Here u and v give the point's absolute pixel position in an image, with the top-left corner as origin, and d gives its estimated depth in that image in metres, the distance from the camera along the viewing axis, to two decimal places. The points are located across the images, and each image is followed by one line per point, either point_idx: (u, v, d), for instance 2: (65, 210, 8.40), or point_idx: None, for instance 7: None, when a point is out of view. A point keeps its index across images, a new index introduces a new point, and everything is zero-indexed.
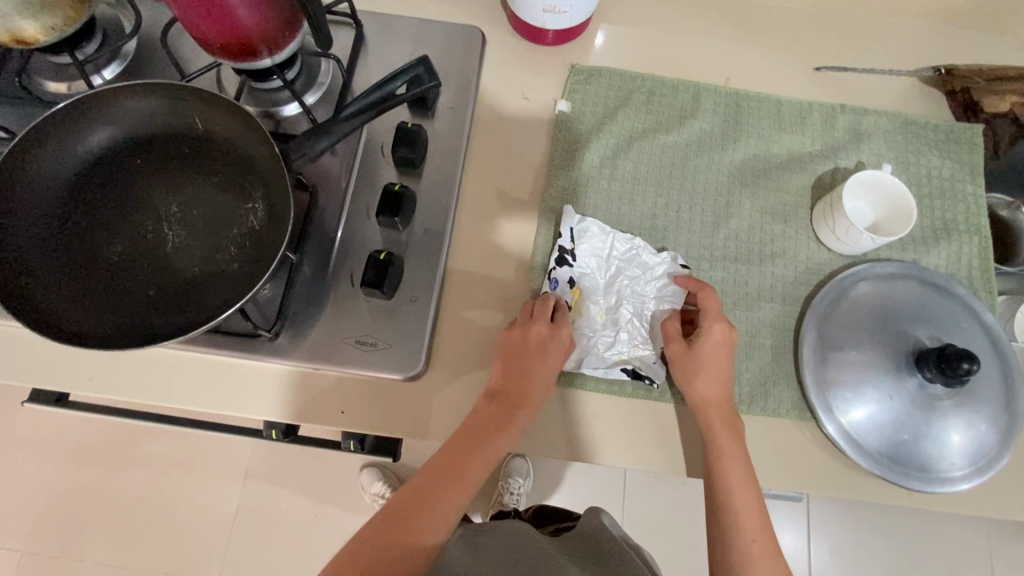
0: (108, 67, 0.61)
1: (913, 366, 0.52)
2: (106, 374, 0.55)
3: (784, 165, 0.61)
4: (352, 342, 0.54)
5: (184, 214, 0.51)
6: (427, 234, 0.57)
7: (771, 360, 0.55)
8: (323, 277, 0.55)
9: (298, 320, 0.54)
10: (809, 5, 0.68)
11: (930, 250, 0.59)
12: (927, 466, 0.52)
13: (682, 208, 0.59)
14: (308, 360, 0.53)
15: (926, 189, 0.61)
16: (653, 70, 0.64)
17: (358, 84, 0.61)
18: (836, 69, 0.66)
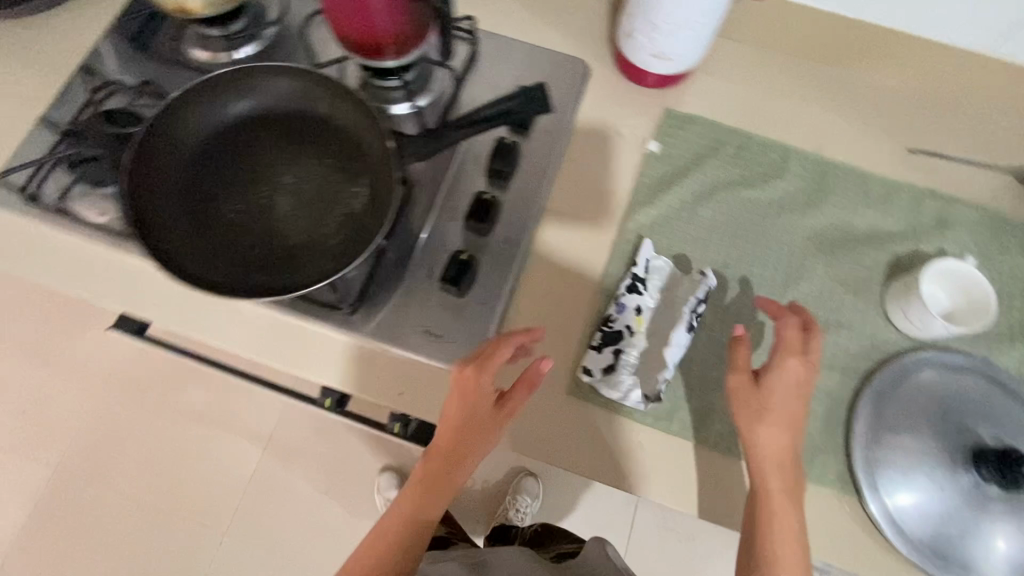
0: (246, 46, 0.67)
1: (970, 462, 0.52)
2: (198, 317, 0.61)
3: (864, 239, 0.62)
4: (423, 332, 0.57)
5: (299, 187, 0.55)
6: (506, 244, 0.60)
7: (821, 426, 0.55)
8: (405, 266, 0.59)
9: (375, 301, 0.58)
10: (909, 88, 0.69)
11: (1004, 349, 0.58)
12: (968, 565, 0.51)
13: (754, 262, 0.60)
14: (377, 339, 0.57)
15: (1006, 288, 0.60)
16: (745, 125, 0.66)
17: (468, 97, 0.66)
18: (929, 154, 0.66)
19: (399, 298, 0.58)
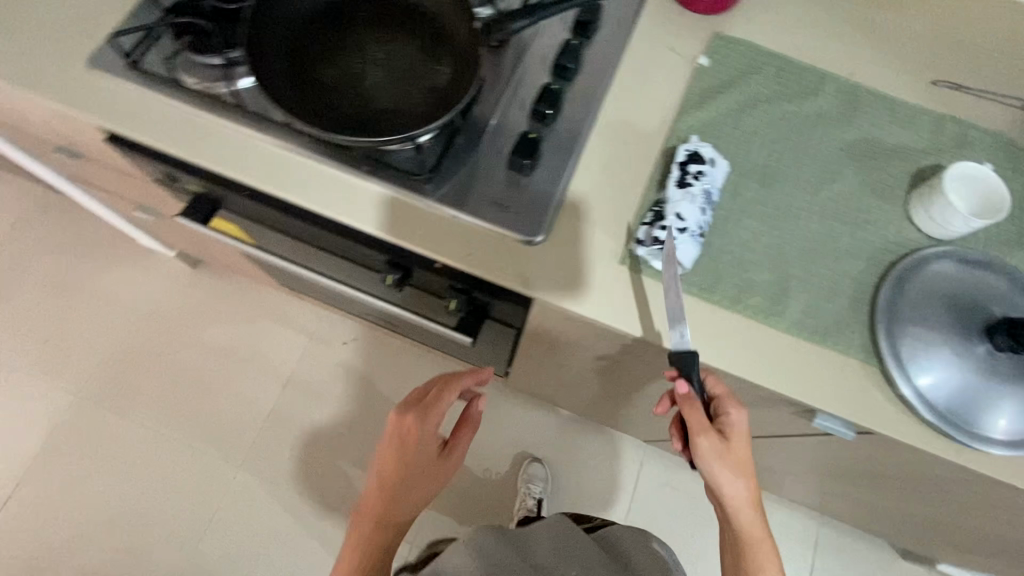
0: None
1: (985, 336, 0.64)
2: (293, 176, 0.70)
3: (804, 263, 0.69)
4: (492, 203, 0.68)
5: (388, 58, 0.67)
6: (542, 186, 0.70)
7: (849, 309, 0.67)
8: (469, 152, 0.71)
9: (451, 179, 0.69)
10: (841, 384, 0.65)
11: (834, 249, 0.70)
12: (965, 418, 0.63)
13: (805, 313, 0.67)
14: (449, 208, 0.68)
15: (824, 246, 0.70)
16: (782, 288, 0.68)
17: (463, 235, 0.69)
18: (814, 330, 0.66)
19: (469, 176, 0.70)
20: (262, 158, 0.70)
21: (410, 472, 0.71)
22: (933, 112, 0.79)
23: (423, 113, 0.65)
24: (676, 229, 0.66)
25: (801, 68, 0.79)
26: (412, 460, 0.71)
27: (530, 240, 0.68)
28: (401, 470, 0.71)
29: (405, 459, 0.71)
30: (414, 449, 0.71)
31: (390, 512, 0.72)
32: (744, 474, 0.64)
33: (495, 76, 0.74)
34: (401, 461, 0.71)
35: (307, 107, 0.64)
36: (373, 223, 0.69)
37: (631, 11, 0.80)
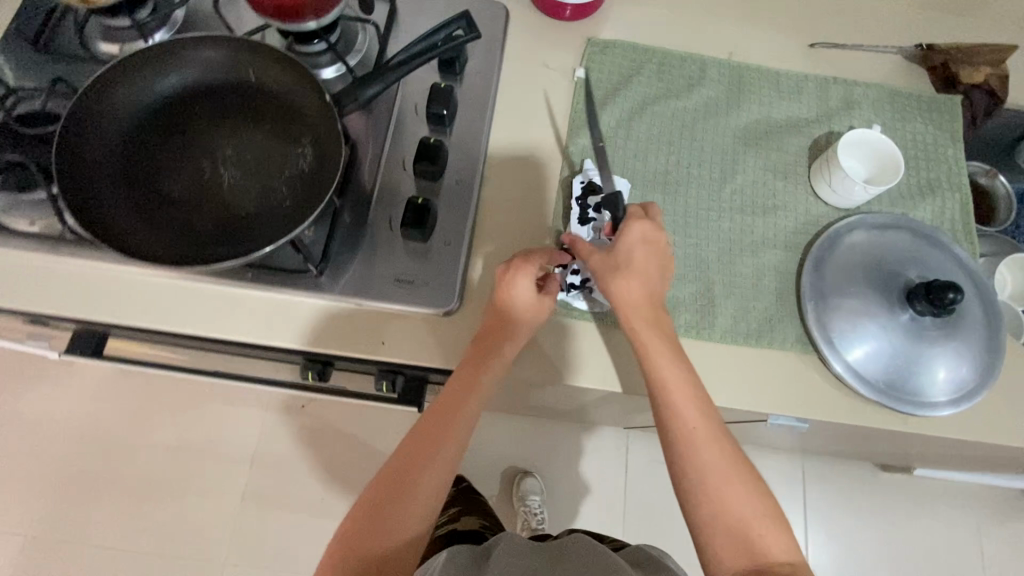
0: (159, 31, 0.70)
1: (906, 302, 0.63)
2: (167, 303, 0.62)
3: (726, 261, 0.68)
4: (393, 281, 0.63)
5: (241, 156, 0.60)
6: (444, 248, 0.65)
7: (777, 301, 0.66)
8: (358, 228, 0.65)
9: (342, 265, 0.64)
10: (787, 375, 0.64)
11: (753, 239, 0.69)
12: (901, 387, 0.63)
13: (737, 314, 0.66)
14: (350, 297, 0.63)
15: (744, 238, 0.69)
16: (710, 295, 0.66)
17: (371, 322, 0.64)
18: (751, 329, 0.65)
19: (364, 257, 0.64)
20: (133, 294, 0.62)
21: (499, 335, 0.61)
22: (815, 76, 0.78)
23: (293, 209, 0.59)
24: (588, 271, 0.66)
25: (680, 59, 0.77)
26: (504, 320, 0.61)
27: (444, 310, 0.63)
28: (491, 338, 0.61)
29: (501, 321, 0.61)
30: (508, 317, 0.61)
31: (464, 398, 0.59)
32: (645, 287, 0.58)
33: (368, 139, 0.68)
34: (492, 323, 0.61)
35: (157, 238, 0.56)
36: (271, 332, 0.63)
37: (497, 36, 0.75)
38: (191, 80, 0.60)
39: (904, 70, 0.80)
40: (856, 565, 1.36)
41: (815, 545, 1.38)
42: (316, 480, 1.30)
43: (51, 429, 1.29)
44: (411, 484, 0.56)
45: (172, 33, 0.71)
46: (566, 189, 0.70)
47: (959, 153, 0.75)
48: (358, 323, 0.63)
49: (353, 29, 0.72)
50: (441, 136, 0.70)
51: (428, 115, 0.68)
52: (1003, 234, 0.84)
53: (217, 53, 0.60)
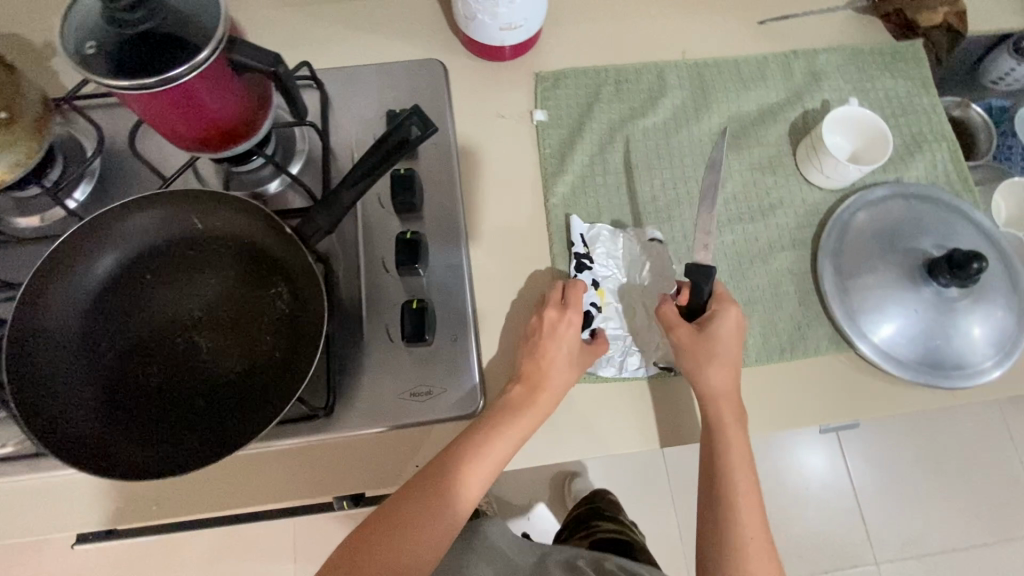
0: (78, 188, 0.63)
1: (927, 276, 0.62)
2: (183, 489, 0.58)
3: (739, 276, 0.65)
4: (409, 397, 0.59)
5: (213, 316, 0.54)
6: (451, 346, 0.61)
7: (800, 305, 0.64)
8: (354, 347, 0.60)
9: (349, 392, 0.59)
10: (828, 377, 0.63)
11: (760, 243, 0.66)
12: (937, 362, 0.62)
13: (765, 328, 0.63)
14: (368, 426, 0.58)
15: (751, 246, 0.66)
16: None
17: (395, 443, 0.60)
18: (783, 340, 0.63)
19: (372, 379, 0.60)
20: (145, 489, 0.58)
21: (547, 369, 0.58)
22: (774, 54, 0.74)
23: (286, 358, 0.53)
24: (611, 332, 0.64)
25: (634, 73, 0.72)
26: (558, 357, 0.58)
27: (468, 411, 0.59)
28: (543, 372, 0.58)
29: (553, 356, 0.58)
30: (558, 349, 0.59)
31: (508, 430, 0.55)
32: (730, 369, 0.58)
33: (340, 248, 0.63)
34: (540, 360, 0.58)
35: (150, 440, 0.50)
36: (299, 486, 0.59)
37: (441, 97, 0.70)
38: (134, 250, 0.54)
39: (857, 25, 0.77)
40: (907, 490, 1.38)
41: (862, 480, 1.39)
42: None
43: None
44: (434, 501, 0.52)
45: (93, 186, 0.64)
46: (559, 245, 0.66)
47: (935, 99, 0.73)
48: (381, 447, 0.60)
49: (292, 132, 0.67)
50: (415, 224, 0.65)
51: (397, 206, 0.63)
52: (989, 161, 0.83)
53: (152, 215, 0.54)
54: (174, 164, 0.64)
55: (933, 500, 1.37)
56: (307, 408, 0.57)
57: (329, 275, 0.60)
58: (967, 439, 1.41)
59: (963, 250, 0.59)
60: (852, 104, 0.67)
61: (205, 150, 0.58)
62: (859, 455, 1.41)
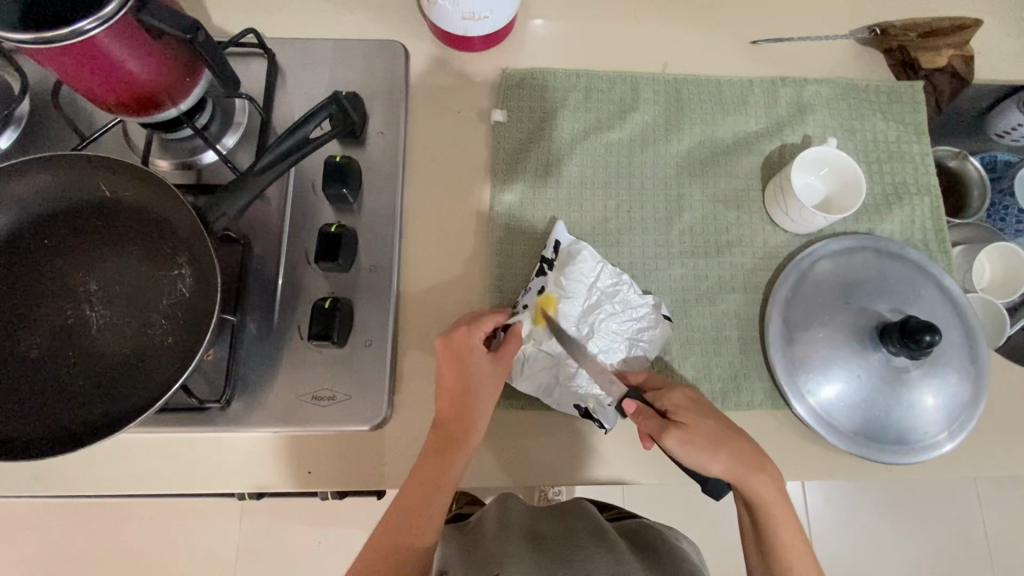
0: (3, 134, 0.60)
1: (876, 341, 0.58)
2: (71, 466, 0.57)
3: (683, 315, 0.61)
4: (310, 399, 0.56)
5: (109, 290, 0.52)
6: (366, 352, 0.58)
7: (741, 354, 0.61)
8: (264, 340, 0.57)
9: (249, 387, 0.56)
10: (758, 432, 0.60)
11: (710, 283, 0.62)
12: (877, 433, 0.58)
13: (701, 374, 0.60)
14: (265, 425, 0.56)
15: (701, 283, 0.62)
16: (670, 356, 0.60)
17: (296, 444, 0.58)
18: (719, 389, 0.59)
19: (275, 375, 0.57)
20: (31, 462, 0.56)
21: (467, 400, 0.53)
22: (761, 79, 0.69)
23: (177, 345, 0.51)
24: (546, 351, 0.58)
25: (607, 82, 0.68)
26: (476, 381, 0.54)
27: (371, 422, 0.57)
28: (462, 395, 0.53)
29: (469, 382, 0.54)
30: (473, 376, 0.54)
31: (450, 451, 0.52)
32: (719, 433, 0.52)
33: (262, 232, 0.60)
34: (452, 386, 0.54)
35: (21, 416, 0.48)
36: (192, 476, 0.57)
37: (397, 84, 0.66)
38: (33, 213, 0.52)
39: (856, 57, 0.72)
40: (864, 535, 1.34)
41: (819, 522, 1.35)
42: (308, 532, 1.25)
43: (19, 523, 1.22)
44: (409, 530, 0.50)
45: (19, 133, 0.61)
46: (498, 258, 0.62)
47: (925, 148, 0.68)
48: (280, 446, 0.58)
49: (231, 101, 0.63)
50: (348, 217, 0.61)
51: (327, 195, 0.59)
52: (981, 220, 0.77)
53: (49, 177, 0.51)
54: (102, 123, 0.61)
55: (889, 548, 1.34)
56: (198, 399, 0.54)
57: (244, 263, 0.57)
58: (934, 492, 1.36)
59: (918, 320, 0.55)
60: (829, 144, 0.62)
61: (128, 114, 0.54)
62: (820, 495, 1.36)
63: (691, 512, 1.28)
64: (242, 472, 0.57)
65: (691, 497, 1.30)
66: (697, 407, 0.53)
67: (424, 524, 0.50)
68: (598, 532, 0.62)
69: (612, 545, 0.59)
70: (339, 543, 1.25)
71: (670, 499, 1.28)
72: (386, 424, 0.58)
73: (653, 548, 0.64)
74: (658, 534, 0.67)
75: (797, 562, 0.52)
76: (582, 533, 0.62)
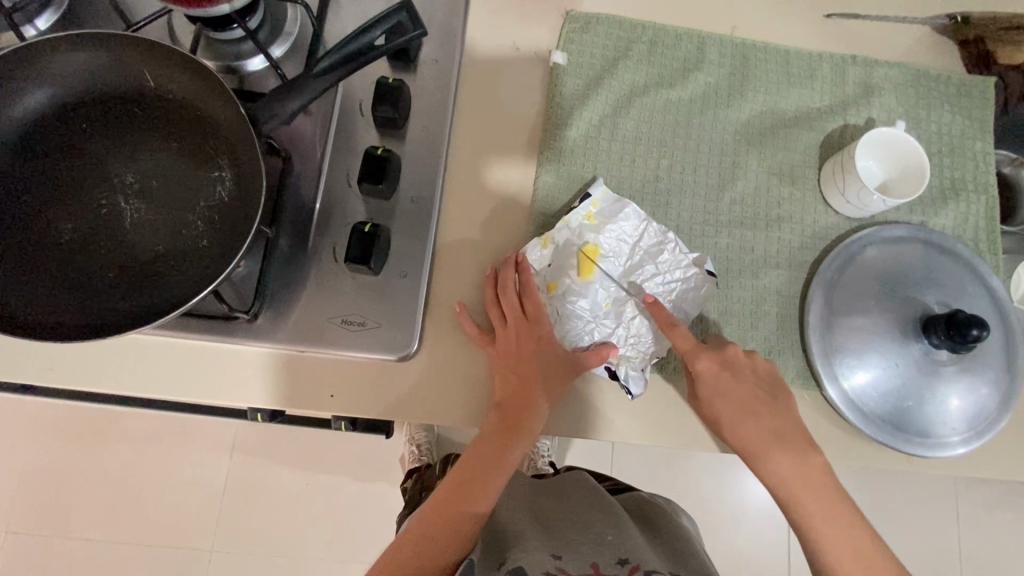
0: (41, 17, 0.57)
1: (921, 333, 0.57)
2: (86, 363, 0.55)
3: (723, 284, 0.60)
4: (339, 323, 0.55)
5: (146, 184, 0.50)
6: (401, 282, 0.56)
7: (777, 330, 0.60)
8: (296, 257, 0.56)
9: (276, 302, 0.55)
10: None
11: (755, 256, 0.61)
12: (905, 425, 0.58)
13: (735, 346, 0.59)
14: (290, 342, 0.55)
15: (745, 253, 0.61)
16: (706, 323, 0.59)
17: (320, 367, 0.57)
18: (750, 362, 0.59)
19: (304, 294, 0.55)
20: (47, 354, 0.55)
21: (532, 381, 0.54)
22: (831, 54, 0.67)
23: (212, 248, 0.49)
24: (578, 308, 0.58)
25: (673, 37, 0.65)
26: (542, 364, 0.55)
27: (399, 352, 0.56)
28: (522, 373, 0.54)
29: (532, 362, 0.55)
30: (532, 358, 0.55)
31: (515, 432, 0.53)
32: (750, 405, 0.54)
33: (304, 147, 0.57)
34: (508, 336, 0.55)
35: (46, 300, 0.46)
36: (210, 387, 0.56)
37: (457, 12, 0.62)
38: (73, 92, 0.50)
39: (929, 44, 0.69)
40: None
41: None
42: (300, 472, 1.25)
43: (15, 429, 1.22)
44: (479, 475, 0.53)
45: (58, 18, 0.57)
46: (542, 205, 0.60)
47: (989, 147, 0.66)
48: (301, 366, 0.57)
49: (284, 9, 0.60)
50: (394, 143, 0.59)
51: (376, 117, 0.57)
52: None
53: (93, 57, 0.49)
54: (148, 13, 0.58)
55: None
56: (226, 307, 0.53)
57: (285, 176, 0.55)
58: (921, 506, 1.37)
59: (967, 314, 0.54)
60: (896, 126, 0.60)
61: (180, 5, 0.51)
62: None
63: (680, 495, 1.29)
64: (260, 388, 0.56)
65: (681, 480, 1.30)
66: (724, 374, 0.54)
67: (486, 477, 0.53)
68: (600, 503, 0.61)
69: (618, 521, 0.58)
70: (328, 486, 1.26)
71: (659, 482, 1.29)
72: (412, 358, 0.57)
73: (662, 523, 0.63)
74: (659, 509, 0.66)
75: (810, 531, 0.53)
76: (586, 509, 0.60)
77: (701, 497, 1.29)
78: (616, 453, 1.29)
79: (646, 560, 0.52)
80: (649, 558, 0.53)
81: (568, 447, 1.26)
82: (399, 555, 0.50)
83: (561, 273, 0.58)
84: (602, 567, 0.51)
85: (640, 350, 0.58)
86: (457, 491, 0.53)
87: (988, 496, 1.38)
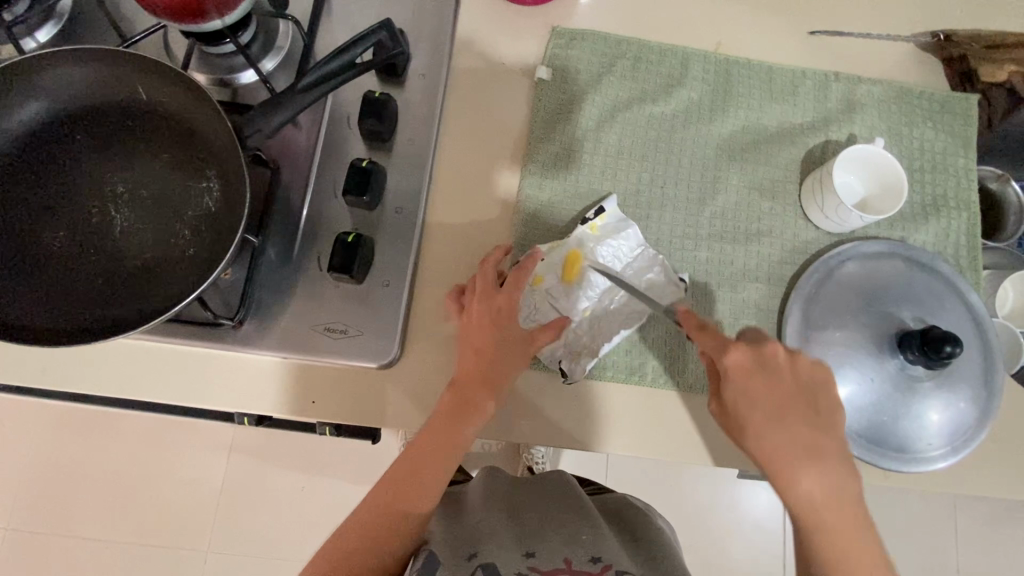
0: (41, 30, 0.59)
1: (896, 349, 0.57)
2: (78, 366, 0.57)
3: (702, 298, 0.61)
4: (322, 331, 0.56)
5: (135, 193, 0.51)
6: (384, 291, 0.57)
7: None
8: (283, 266, 0.57)
9: (262, 309, 0.56)
10: None
11: (734, 271, 0.62)
12: (881, 441, 0.58)
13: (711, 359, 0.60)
14: (275, 349, 0.56)
15: (724, 267, 0.61)
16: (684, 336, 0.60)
17: (305, 374, 0.58)
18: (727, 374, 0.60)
19: (290, 302, 0.57)
20: (39, 357, 0.57)
21: (485, 361, 0.53)
22: (815, 71, 0.67)
23: (198, 257, 0.50)
24: (559, 309, 0.58)
25: (657, 53, 0.66)
26: (503, 341, 0.54)
27: (380, 360, 0.57)
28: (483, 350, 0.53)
29: (493, 338, 0.53)
30: (494, 331, 0.54)
31: (468, 410, 0.52)
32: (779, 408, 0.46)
33: (292, 158, 0.59)
34: (476, 315, 0.54)
35: (36, 305, 0.48)
36: (196, 391, 0.58)
37: (445, 27, 0.64)
38: (68, 104, 0.52)
39: (914, 62, 0.70)
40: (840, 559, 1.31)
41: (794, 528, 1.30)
42: (294, 475, 1.27)
43: (18, 427, 1.24)
44: (430, 455, 0.52)
45: (58, 30, 0.59)
46: (525, 217, 0.61)
47: (970, 164, 0.67)
48: (286, 372, 0.58)
49: (276, 24, 0.62)
50: (380, 155, 0.60)
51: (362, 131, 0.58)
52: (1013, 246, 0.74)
53: (88, 71, 0.51)
54: (144, 28, 0.60)
55: None
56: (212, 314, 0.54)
57: (273, 187, 0.57)
58: (918, 520, 1.36)
59: (941, 331, 0.54)
60: (875, 144, 0.60)
61: (172, 21, 0.53)
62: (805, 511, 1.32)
63: (672, 504, 1.29)
64: (245, 393, 0.58)
65: (674, 488, 1.30)
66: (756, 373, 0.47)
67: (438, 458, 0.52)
68: (578, 505, 0.62)
69: (593, 523, 0.58)
70: (322, 489, 1.27)
71: (653, 491, 1.29)
72: (394, 366, 0.59)
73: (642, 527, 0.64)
74: (637, 513, 0.67)
75: None
76: (564, 510, 0.61)
77: (693, 505, 1.29)
78: (609, 460, 1.29)
79: (619, 561, 0.52)
80: (623, 558, 0.53)
81: (561, 455, 1.27)
82: (348, 533, 0.51)
83: (552, 269, 0.58)
84: (574, 563, 0.51)
85: (591, 351, 0.59)
86: (407, 470, 0.52)
87: (984, 512, 1.37)
